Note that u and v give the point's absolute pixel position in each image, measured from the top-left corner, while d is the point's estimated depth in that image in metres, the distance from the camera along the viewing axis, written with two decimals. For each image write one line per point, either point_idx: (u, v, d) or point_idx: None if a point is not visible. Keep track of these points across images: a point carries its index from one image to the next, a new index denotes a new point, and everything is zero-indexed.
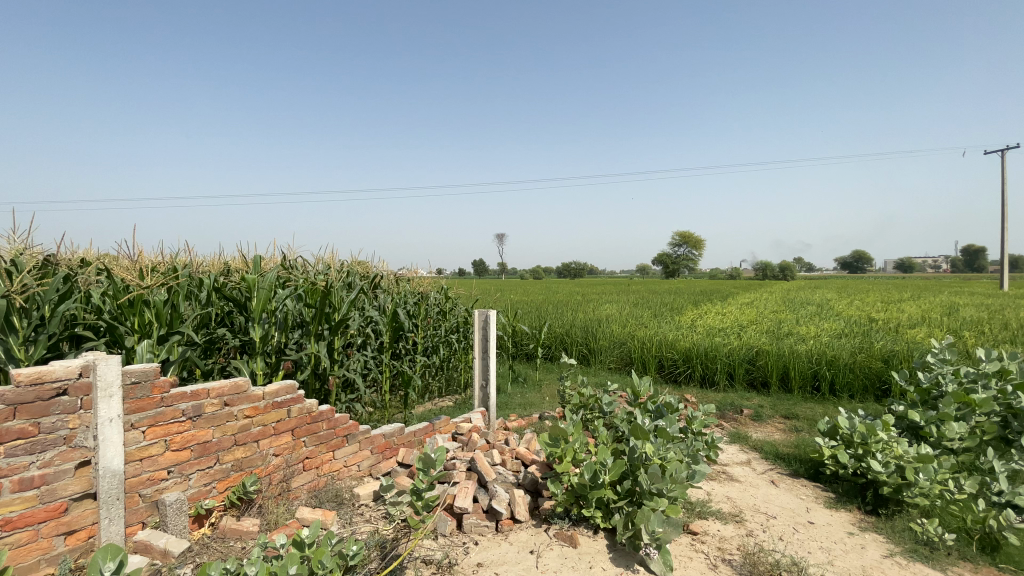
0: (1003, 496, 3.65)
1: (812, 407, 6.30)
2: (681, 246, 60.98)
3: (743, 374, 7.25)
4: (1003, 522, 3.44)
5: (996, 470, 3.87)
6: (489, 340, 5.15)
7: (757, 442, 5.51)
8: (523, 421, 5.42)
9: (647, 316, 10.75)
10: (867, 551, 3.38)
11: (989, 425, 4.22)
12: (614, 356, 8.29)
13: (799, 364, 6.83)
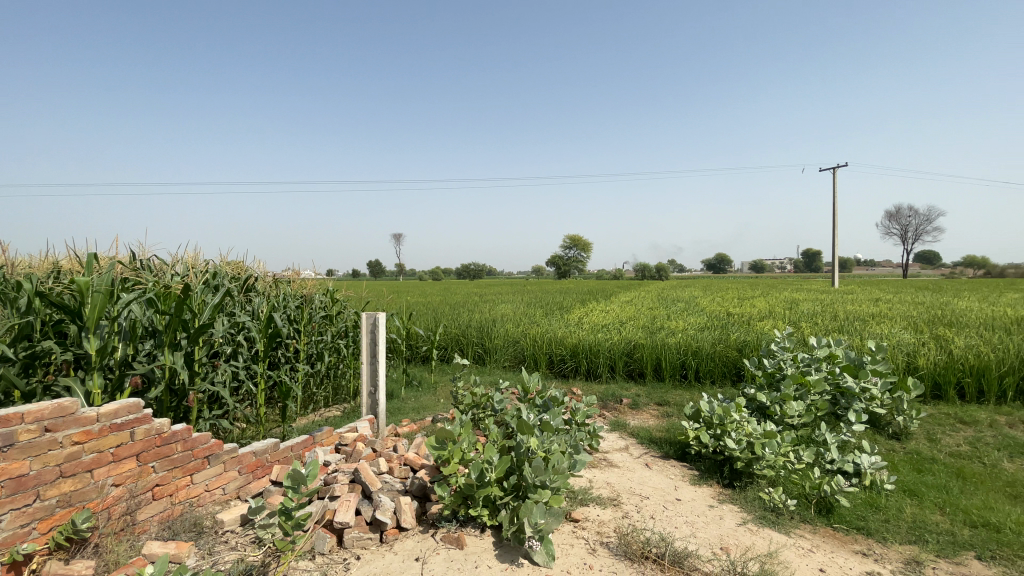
0: (835, 464, 4.38)
1: (680, 393, 6.98)
2: (575, 248, 64.20)
3: (624, 366, 7.81)
4: (832, 486, 4.07)
5: (828, 442, 4.55)
6: (377, 344, 4.95)
7: (635, 429, 5.95)
8: (414, 425, 5.30)
9: (540, 314, 11.12)
10: (724, 521, 3.79)
11: (820, 403, 4.95)
12: (507, 355, 8.46)
13: (670, 355, 7.52)
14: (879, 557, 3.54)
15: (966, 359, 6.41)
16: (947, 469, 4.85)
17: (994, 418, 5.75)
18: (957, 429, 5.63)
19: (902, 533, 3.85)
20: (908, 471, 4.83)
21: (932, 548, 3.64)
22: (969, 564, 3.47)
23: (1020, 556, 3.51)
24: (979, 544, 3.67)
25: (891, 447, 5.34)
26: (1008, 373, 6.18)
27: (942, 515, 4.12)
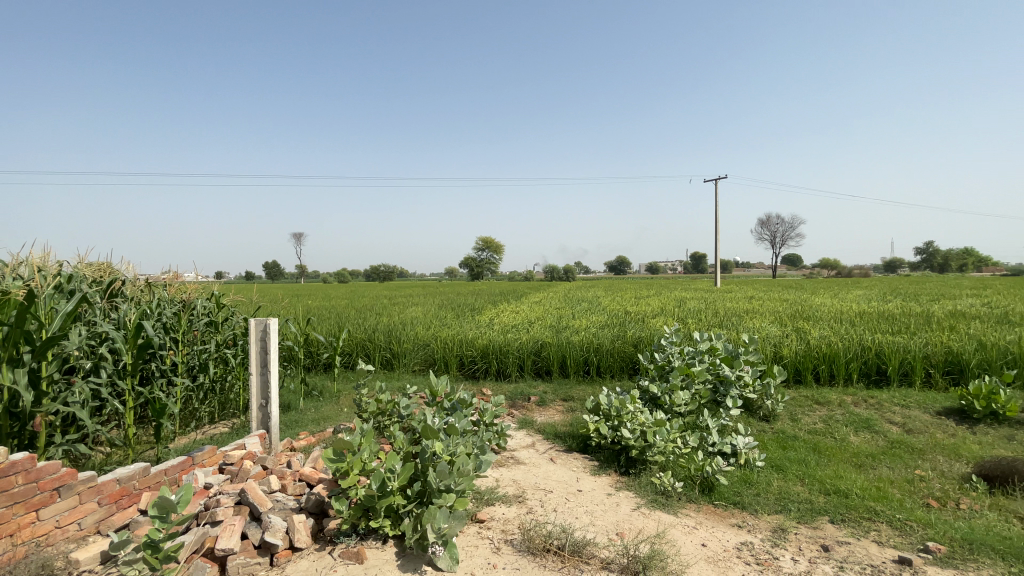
0: (715, 446, 4.85)
1: (584, 388, 7.32)
2: (488, 250, 64.76)
3: (532, 365, 8.02)
4: (713, 467, 4.51)
5: (710, 426, 5.05)
6: (269, 353, 4.61)
7: (542, 426, 6.13)
8: (313, 437, 5.01)
9: (450, 316, 11.05)
10: (621, 507, 4.03)
11: (703, 392, 5.46)
12: (417, 358, 8.30)
13: (574, 353, 7.86)
14: (752, 528, 3.97)
15: (820, 348, 7.43)
16: (806, 445, 5.58)
17: (841, 398, 6.71)
18: (814, 409, 6.49)
19: (771, 504, 4.36)
20: (776, 449, 5.47)
21: (793, 515, 4.16)
22: (821, 526, 4.00)
23: (859, 516, 4.12)
24: (830, 508, 4.26)
25: (762, 429, 6.03)
26: (851, 359, 7.26)
27: (802, 485, 4.72)
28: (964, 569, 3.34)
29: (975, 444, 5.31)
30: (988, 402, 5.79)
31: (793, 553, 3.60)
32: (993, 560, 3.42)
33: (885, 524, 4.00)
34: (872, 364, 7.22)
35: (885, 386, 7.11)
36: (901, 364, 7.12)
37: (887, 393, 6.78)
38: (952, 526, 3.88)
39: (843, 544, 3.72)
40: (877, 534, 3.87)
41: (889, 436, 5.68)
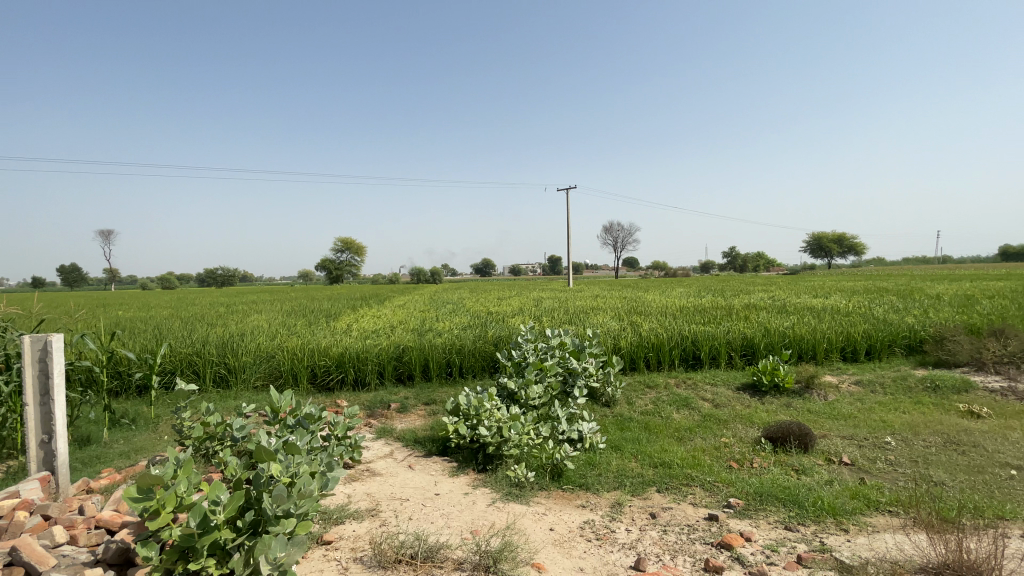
0: (564, 434, 5.22)
1: (445, 391, 7.32)
2: (347, 252, 61.25)
3: (391, 371, 7.77)
4: (562, 454, 4.84)
5: (559, 415, 5.41)
6: (52, 377, 3.74)
7: (401, 432, 5.97)
8: (120, 474, 4.20)
9: (300, 324, 10.18)
10: (477, 505, 4.10)
11: (555, 384, 5.83)
12: (260, 372, 7.48)
13: (436, 355, 7.82)
14: (595, 506, 4.35)
15: (651, 338, 8.46)
16: (639, 424, 6.30)
17: (666, 381, 7.74)
18: (646, 393, 7.38)
19: (611, 482, 4.82)
20: (615, 431, 6.08)
21: (628, 490, 4.66)
22: (651, 496, 4.55)
23: (680, 483, 4.77)
24: (658, 479, 4.86)
25: (605, 414, 6.67)
26: (676, 347, 8.40)
27: (635, 461, 5.32)
28: (754, 517, 4.07)
29: (762, 412, 6.53)
30: (770, 377, 7.16)
31: (628, 524, 4.03)
32: (774, 506, 4.22)
33: (699, 487, 4.69)
34: (690, 351, 8.45)
35: (699, 368, 8.37)
36: (710, 349, 8.46)
37: (701, 374, 7.99)
38: (746, 481, 4.69)
39: (667, 510, 4.27)
40: (693, 497, 4.52)
41: (702, 411, 6.70)
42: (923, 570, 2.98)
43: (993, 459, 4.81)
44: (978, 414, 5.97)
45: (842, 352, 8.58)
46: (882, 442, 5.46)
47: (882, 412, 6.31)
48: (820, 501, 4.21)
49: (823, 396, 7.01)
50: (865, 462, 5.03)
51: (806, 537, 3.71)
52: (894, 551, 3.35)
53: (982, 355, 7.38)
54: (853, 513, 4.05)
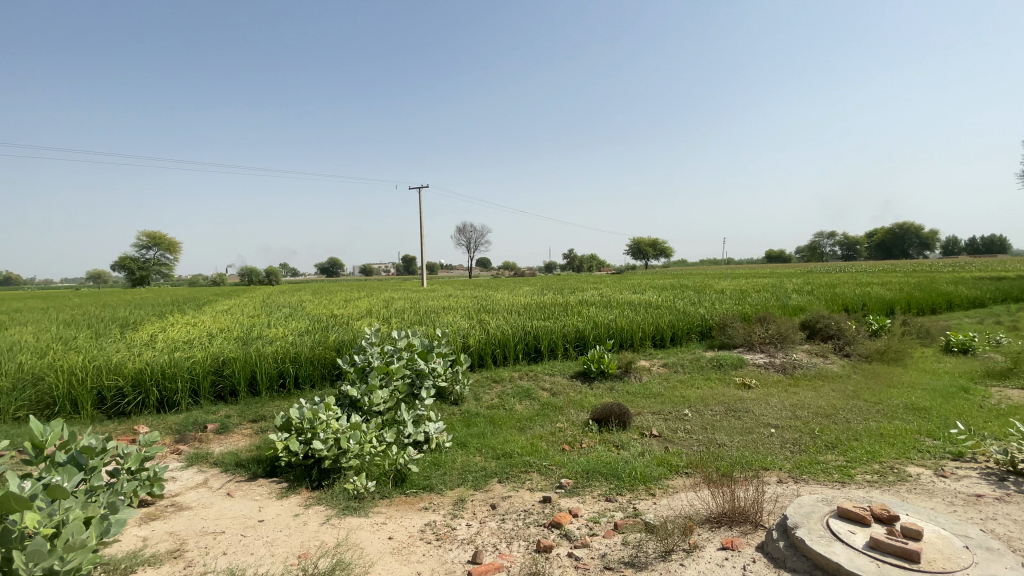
0: (409, 437, 5.11)
1: (277, 405, 6.62)
2: (156, 249, 51.75)
3: (210, 386, 6.77)
4: (405, 458, 4.73)
5: (405, 419, 5.28)
6: None
7: (220, 456, 5.23)
8: None
9: (82, 336, 8.27)
10: (308, 526, 3.79)
11: (401, 387, 5.66)
12: (19, 401, 5.88)
13: (265, 366, 7.01)
14: (437, 506, 4.35)
15: (496, 335, 8.78)
16: (485, 419, 6.49)
17: (510, 375, 8.12)
18: (491, 387, 7.64)
19: (454, 479, 4.87)
20: (462, 428, 6.17)
21: (471, 484, 4.76)
22: (492, 488, 4.71)
23: (519, 471, 5.04)
24: (499, 470, 5.06)
25: (452, 412, 6.72)
26: (519, 342, 8.86)
27: (479, 455, 5.47)
28: (582, 494, 4.48)
29: (591, 396, 7.25)
30: (598, 364, 7.99)
31: (469, 519, 4.11)
32: (598, 481, 4.72)
33: (536, 473, 5.00)
34: (532, 345, 8.99)
35: (540, 361, 8.97)
36: (549, 342, 9.11)
37: (541, 366, 8.57)
38: (576, 461, 5.15)
39: (506, 499, 4.46)
40: (530, 483, 4.80)
41: (541, 400, 7.19)
42: (707, 519, 3.60)
43: (757, 420, 6.05)
44: (748, 386, 7.46)
45: (654, 340, 9.99)
46: (682, 414, 6.48)
47: (683, 389, 7.50)
48: (635, 471, 4.82)
49: (640, 378, 8.07)
50: (670, 433, 5.90)
51: (622, 505, 4.22)
52: (687, 506, 3.99)
53: (750, 337, 9.25)
54: (659, 478, 4.73)
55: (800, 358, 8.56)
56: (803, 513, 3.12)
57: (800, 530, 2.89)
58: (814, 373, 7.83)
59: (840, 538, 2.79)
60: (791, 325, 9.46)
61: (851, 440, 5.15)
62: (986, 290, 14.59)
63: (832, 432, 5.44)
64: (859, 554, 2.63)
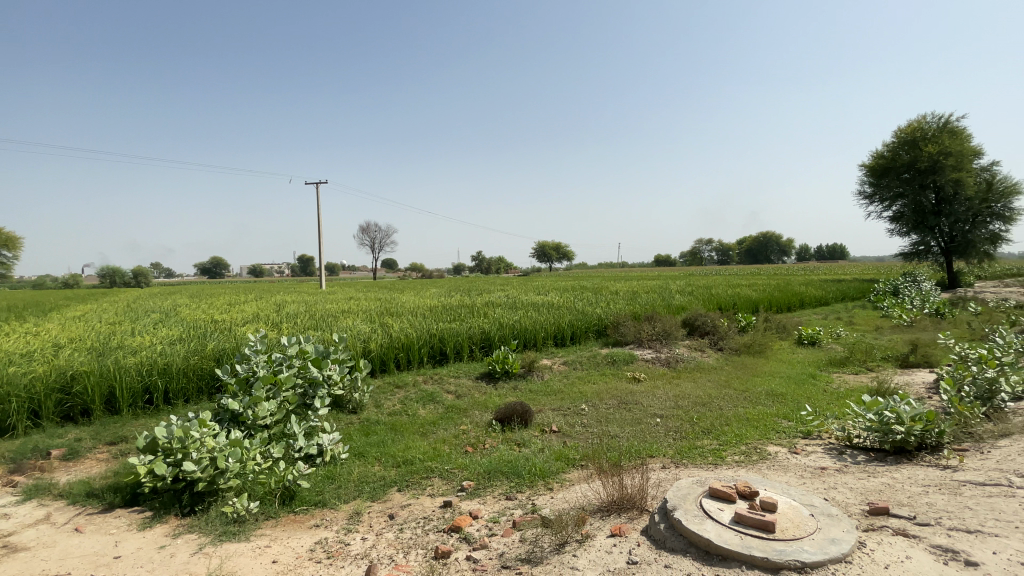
0: (300, 451, 4.75)
1: (142, 423, 5.81)
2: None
3: (55, 406, 5.77)
4: (295, 473, 4.38)
5: (295, 431, 4.90)
6: None
7: (65, 487, 4.46)
8: None
9: None
10: (176, 558, 3.37)
11: (291, 398, 5.22)
12: None
13: (128, 380, 6.12)
14: (330, 522, 4.10)
15: (399, 338, 8.52)
16: (386, 426, 6.26)
17: (414, 379, 7.93)
18: (394, 393, 7.39)
19: (351, 492, 4.63)
20: (360, 437, 5.88)
21: (368, 496, 4.55)
22: (390, 497, 4.55)
23: (420, 477, 4.92)
24: (399, 478, 4.90)
25: (350, 421, 6.38)
26: (423, 345, 8.68)
27: (378, 464, 5.25)
28: (483, 495, 4.49)
29: (495, 397, 7.32)
30: (502, 365, 8.09)
31: (365, 532, 3.93)
32: (499, 480, 4.77)
33: (437, 478, 4.92)
34: (436, 347, 8.86)
35: (445, 363, 8.87)
36: (454, 344, 9.04)
37: (446, 369, 8.47)
38: (478, 463, 5.15)
39: (405, 507, 4.33)
40: (431, 488, 4.71)
41: (445, 403, 7.11)
42: (599, 509, 3.79)
43: (645, 411, 6.52)
44: (638, 380, 8.02)
45: (556, 339, 10.36)
46: (580, 409, 6.78)
47: (581, 385, 7.85)
48: (534, 468, 4.94)
49: (541, 377, 8.31)
50: (568, 428, 6.15)
51: (521, 502, 4.30)
52: (581, 498, 4.17)
53: (641, 335, 9.96)
54: (557, 472, 4.90)
55: (683, 353, 9.41)
56: (681, 495, 3.41)
57: (678, 512, 3.15)
58: (694, 366, 8.64)
59: (711, 516, 3.09)
60: (675, 323, 10.35)
61: (724, 425, 5.75)
62: (828, 291, 17.14)
63: (708, 419, 6.02)
64: (726, 529, 2.93)
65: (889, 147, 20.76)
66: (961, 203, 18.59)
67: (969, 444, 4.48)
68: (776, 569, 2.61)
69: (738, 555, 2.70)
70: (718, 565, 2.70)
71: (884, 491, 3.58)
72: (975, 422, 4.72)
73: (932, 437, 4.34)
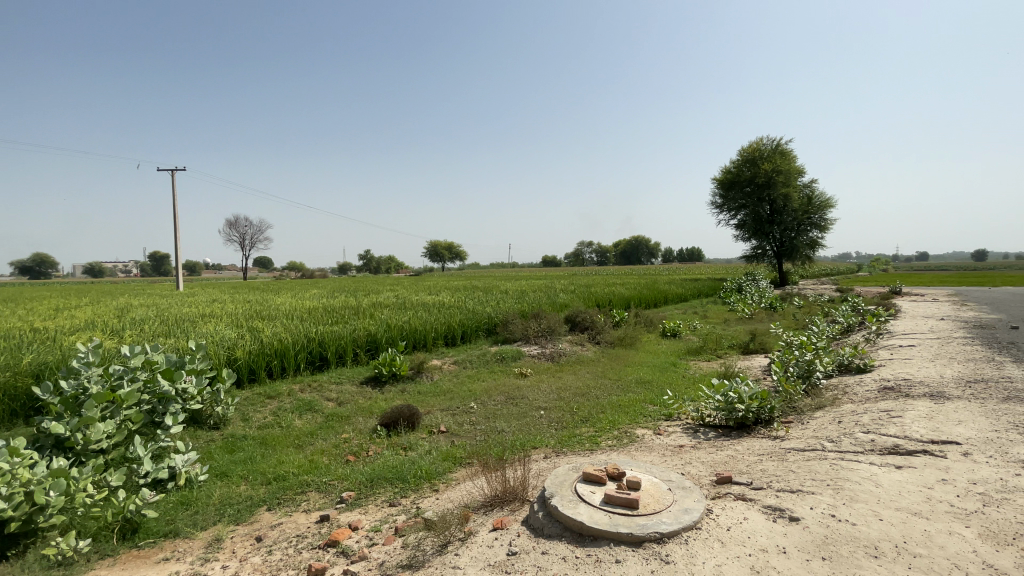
0: (147, 477, 4.08)
1: None
2: None
3: None
4: (139, 503, 3.76)
5: (140, 454, 4.18)
6: None
7: None
8: None
9: None
10: None
11: (135, 416, 4.42)
12: None
13: None
14: (182, 554, 3.60)
15: (272, 344, 7.80)
16: (255, 441, 5.68)
17: (290, 388, 7.31)
18: (265, 404, 6.75)
19: (210, 517, 4.11)
20: (222, 455, 5.26)
21: (231, 519, 4.08)
22: (259, 518, 4.13)
23: (293, 493, 4.54)
24: (269, 497, 4.47)
25: (211, 438, 5.68)
26: (299, 350, 8.05)
27: (244, 484, 4.74)
28: (364, 504, 4.28)
29: (381, 401, 7.04)
30: (389, 367, 7.80)
31: (226, 560, 3.52)
32: (383, 487, 4.58)
33: (314, 492, 4.58)
34: (315, 352, 8.27)
35: (325, 369, 8.32)
36: (336, 349, 8.53)
37: (326, 375, 7.95)
38: (360, 471, 4.89)
39: (276, 526, 3.97)
40: (306, 504, 4.37)
41: (325, 412, 6.67)
42: (482, 504, 3.83)
43: (530, 405, 6.74)
44: (525, 375, 8.27)
45: (445, 339, 10.28)
46: (468, 407, 6.80)
47: (470, 384, 7.87)
48: (420, 470, 4.84)
49: (430, 377, 8.19)
50: (455, 427, 6.13)
51: (406, 507, 4.17)
52: (467, 496, 4.17)
53: (527, 332, 10.29)
54: (443, 473, 4.85)
55: (566, 348, 9.91)
56: (558, 482, 3.57)
57: (555, 499, 3.30)
58: (576, 360, 9.15)
59: (584, 499, 3.27)
60: (559, 320, 10.87)
61: (600, 413, 6.16)
62: (690, 289, 19.26)
63: (587, 408, 6.40)
64: (597, 510, 3.13)
65: (734, 164, 23.97)
66: (788, 214, 22.12)
67: (793, 417, 5.32)
68: (640, 542, 2.84)
69: (607, 534, 2.89)
70: (590, 545, 2.87)
71: (729, 463, 4.10)
72: (797, 398, 5.62)
73: (766, 412, 5.07)
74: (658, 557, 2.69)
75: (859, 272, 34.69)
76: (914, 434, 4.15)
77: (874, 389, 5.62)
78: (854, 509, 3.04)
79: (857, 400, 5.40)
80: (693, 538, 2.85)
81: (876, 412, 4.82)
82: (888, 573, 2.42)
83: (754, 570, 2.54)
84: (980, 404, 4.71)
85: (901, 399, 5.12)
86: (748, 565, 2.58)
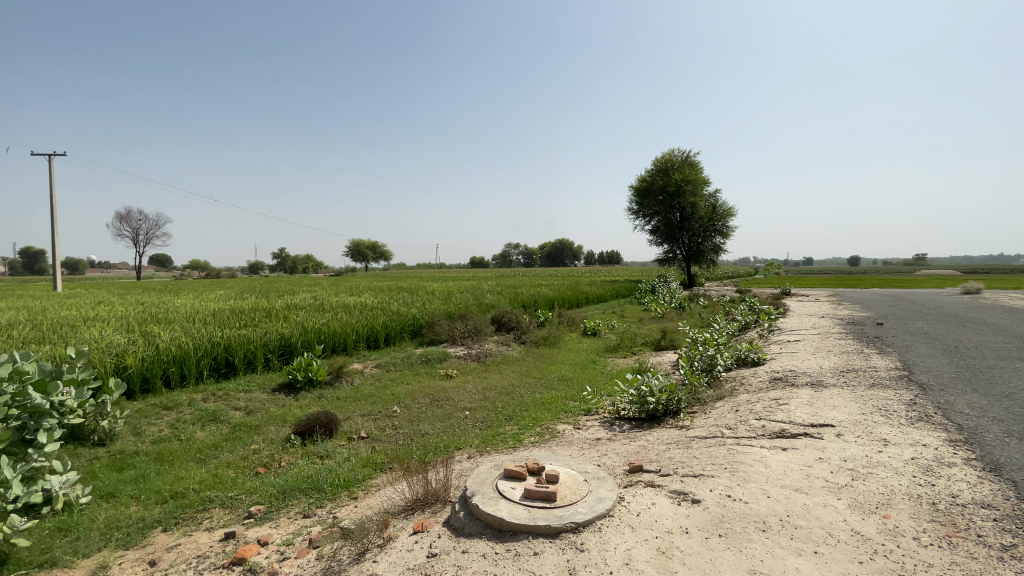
0: (18, 501, 3.52)
1: None
2: None
3: None
4: (9, 530, 3.23)
5: (10, 475, 3.60)
6: None
7: None
8: None
9: None
10: None
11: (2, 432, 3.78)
12: None
13: None
14: None
15: (170, 350, 7.11)
16: (148, 457, 5.15)
17: (191, 398, 6.70)
18: (161, 417, 6.14)
19: (93, 542, 3.67)
20: (108, 474, 4.71)
21: (119, 544, 3.67)
22: (152, 541, 3.75)
23: (194, 511, 4.17)
24: (164, 517, 4.07)
25: (94, 456, 5.05)
26: (202, 356, 7.40)
27: (136, 505, 4.28)
28: (275, 517, 4.03)
29: (295, 409, 6.67)
30: (305, 373, 7.41)
31: None
32: (296, 498, 4.34)
33: (218, 508, 4.24)
34: (220, 358, 7.65)
35: (232, 376, 7.72)
36: (245, 354, 7.94)
37: (234, 383, 7.39)
38: (271, 483, 4.60)
39: (173, 548, 3.63)
40: (208, 521, 4.03)
41: (232, 422, 6.19)
42: (402, 509, 3.76)
43: (455, 406, 6.71)
44: (450, 376, 8.23)
45: (367, 341, 9.95)
46: (391, 411, 6.64)
47: (393, 387, 7.69)
48: (338, 479, 4.65)
49: (350, 381, 7.88)
50: (377, 432, 5.95)
51: (322, 518, 3.99)
52: (387, 501, 4.07)
53: (453, 333, 10.26)
54: (363, 480, 4.69)
55: (491, 348, 9.98)
56: (479, 481, 3.60)
57: (476, 497, 3.32)
58: (501, 360, 9.25)
59: (504, 495, 3.33)
60: (485, 321, 10.94)
61: (524, 411, 6.28)
62: (609, 289, 20.22)
63: (511, 407, 6.50)
64: (517, 505, 3.20)
65: (649, 172, 25.38)
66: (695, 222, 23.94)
67: (698, 407, 5.76)
68: (557, 533, 2.94)
69: (526, 528, 2.97)
70: (509, 540, 2.93)
71: (640, 453, 4.35)
72: (701, 390, 6.10)
73: (674, 403, 5.44)
74: (573, 546, 2.80)
75: (756, 275, 38.38)
76: (797, 419, 4.67)
77: (766, 380, 6.24)
78: (746, 489, 3.36)
79: (752, 390, 5.97)
80: (606, 525, 3.00)
81: (767, 401, 5.36)
82: (774, 544, 2.70)
83: (660, 551, 2.72)
84: (850, 391, 5.40)
85: (789, 388, 5.73)
86: (655, 546, 2.76)
